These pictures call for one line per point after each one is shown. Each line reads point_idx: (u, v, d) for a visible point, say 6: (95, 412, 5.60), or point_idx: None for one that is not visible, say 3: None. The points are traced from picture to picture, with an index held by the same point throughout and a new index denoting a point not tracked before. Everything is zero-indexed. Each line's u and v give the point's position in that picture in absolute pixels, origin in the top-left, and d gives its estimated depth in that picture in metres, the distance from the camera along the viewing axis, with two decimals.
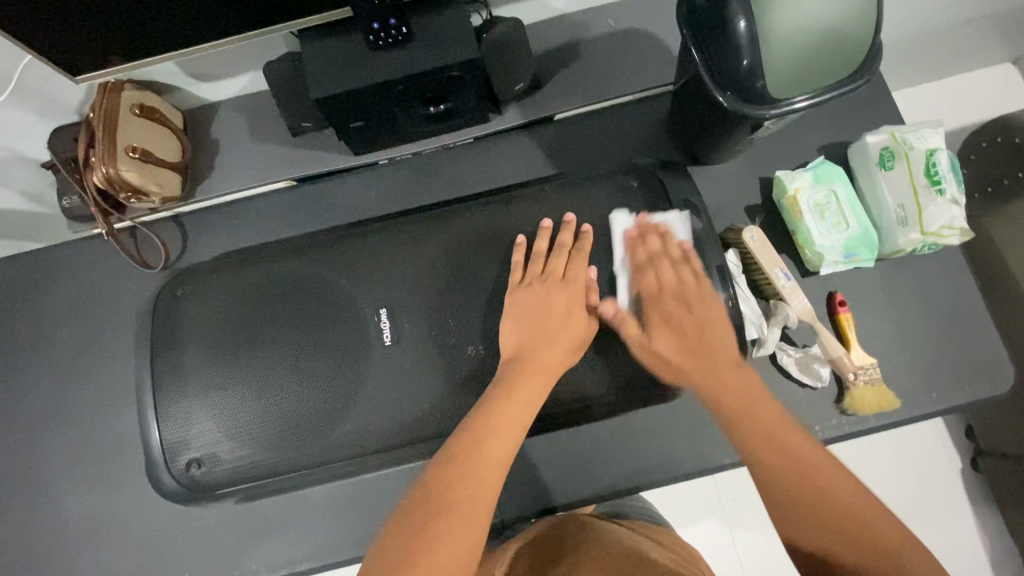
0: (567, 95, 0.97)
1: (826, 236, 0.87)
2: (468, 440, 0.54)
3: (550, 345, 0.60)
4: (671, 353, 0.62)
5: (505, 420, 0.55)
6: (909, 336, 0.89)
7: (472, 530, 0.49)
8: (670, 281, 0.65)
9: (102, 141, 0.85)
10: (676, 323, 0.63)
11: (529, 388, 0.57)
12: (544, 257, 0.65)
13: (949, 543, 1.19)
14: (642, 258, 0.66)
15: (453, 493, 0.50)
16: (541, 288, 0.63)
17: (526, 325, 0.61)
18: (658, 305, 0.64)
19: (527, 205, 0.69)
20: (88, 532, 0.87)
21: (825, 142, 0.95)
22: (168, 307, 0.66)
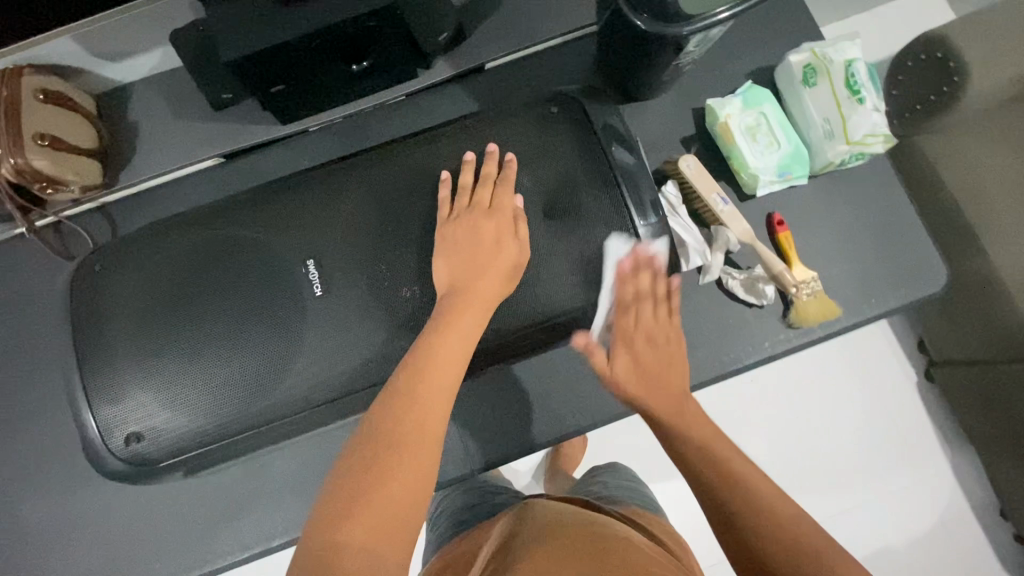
0: (495, 43, 0.96)
1: (759, 157, 0.89)
2: (411, 377, 0.54)
3: (485, 273, 0.61)
4: (639, 393, 0.66)
5: (446, 351, 0.56)
6: (845, 247, 0.91)
7: (428, 461, 0.50)
8: (647, 319, 0.68)
9: (5, 130, 0.81)
10: (644, 362, 0.67)
11: (471, 318, 0.58)
12: (469, 190, 0.65)
13: (903, 450, 1.25)
14: (630, 295, 0.68)
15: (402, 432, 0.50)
16: (470, 220, 0.63)
17: (457, 257, 0.62)
18: (629, 342, 0.68)
19: (452, 143, 0.69)
20: (47, 537, 0.84)
21: (752, 66, 0.96)
22: (87, 284, 0.63)
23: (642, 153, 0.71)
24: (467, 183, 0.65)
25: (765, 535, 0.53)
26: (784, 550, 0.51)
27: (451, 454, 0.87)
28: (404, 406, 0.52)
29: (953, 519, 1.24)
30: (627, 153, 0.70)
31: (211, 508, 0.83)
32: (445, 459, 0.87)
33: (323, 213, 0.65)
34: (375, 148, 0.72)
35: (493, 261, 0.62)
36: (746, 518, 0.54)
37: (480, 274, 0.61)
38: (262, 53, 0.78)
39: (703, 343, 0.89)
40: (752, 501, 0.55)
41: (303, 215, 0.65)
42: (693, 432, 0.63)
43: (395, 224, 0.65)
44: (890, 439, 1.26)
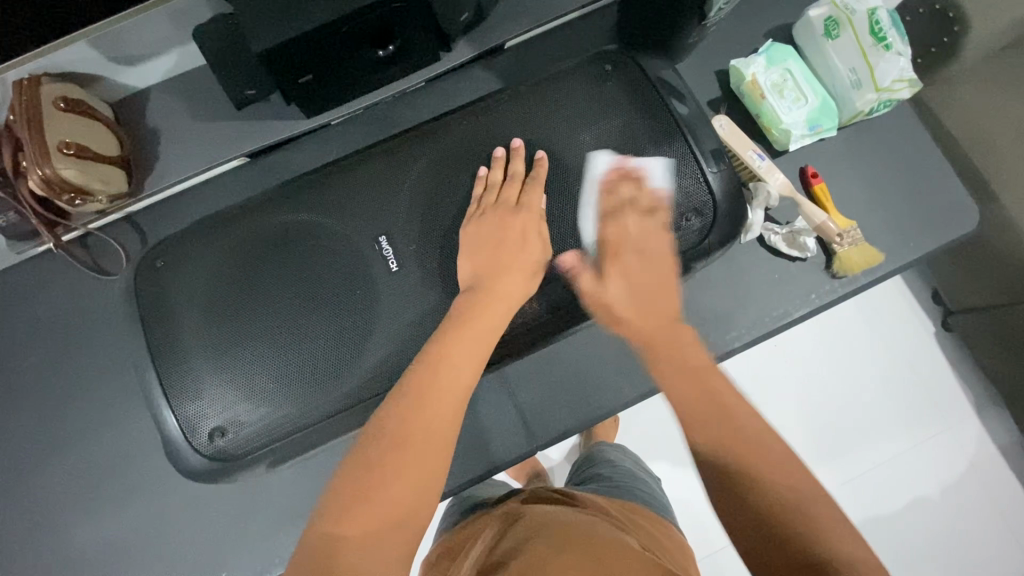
0: (514, 20, 0.95)
1: (789, 112, 0.89)
2: (426, 374, 0.52)
3: (509, 269, 0.60)
4: (621, 301, 0.60)
5: (461, 352, 0.54)
6: (878, 195, 0.93)
7: (436, 463, 0.49)
8: (632, 232, 0.63)
9: (29, 141, 0.78)
10: (633, 270, 0.61)
11: (491, 317, 0.57)
12: (497, 188, 0.64)
13: (931, 403, 1.20)
14: (611, 206, 0.64)
15: (409, 429, 0.49)
16: (496, 216, 0.62)
17: (481, 254, 0.61)
18: (611, 251, 0.62)
19: (511, 111, 0.69)
20: (108, 553, 0.82)
21: (771, 25, 0.97)
22: (150, 280, 0.62)
23: (698, 106, 0.72)
24: (495, 180, 0.64)
25: (758, 488, 0.48)
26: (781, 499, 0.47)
27: (509, 435, 0.86)
28: (417, 402, 0.50)
29: (986, 465, 1.19)
30: (681, 104, 0.71)
31: (276, 508, 0.83)
32: (504, 439, 0.85)
33: (388, 190, 0.64)
34: (427, 123, 0.71)
35: (516, 257, 0.61)
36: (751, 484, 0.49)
37: (503, 270, 0.59)
38: (291, 42, 0.76)
39: (749, 300, 0.90)
40: (742, 441, 0.50)
41: (362, 194, 0.64)
42: (664, 354, 0.57)
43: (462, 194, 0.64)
44: (919, 390, 1.20)
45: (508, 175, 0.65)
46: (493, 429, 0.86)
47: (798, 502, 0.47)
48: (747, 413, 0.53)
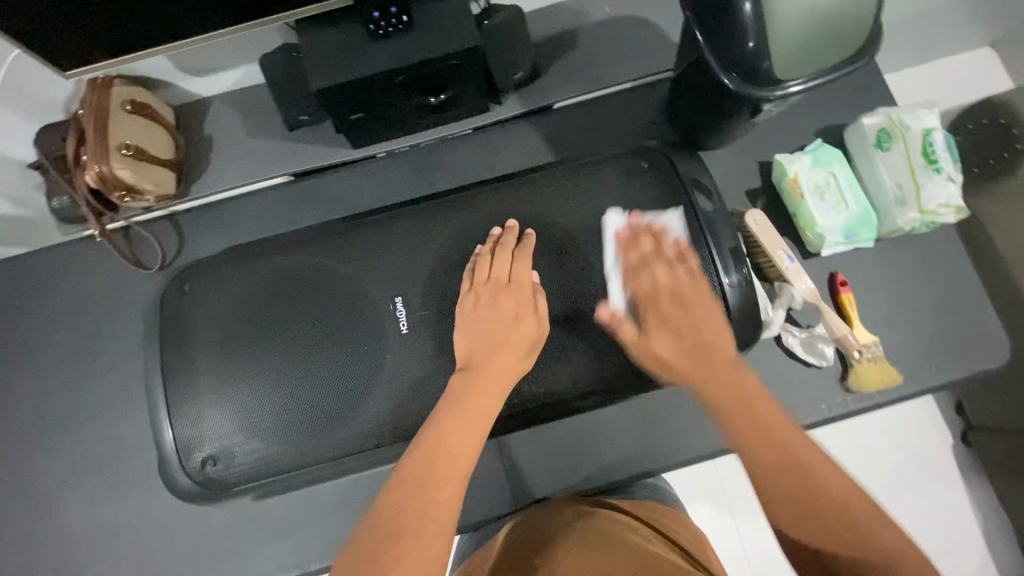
0: (566, 84, 0.97)
1: (827, 217, 0.88)
2: (420, 463, 0.51)
3: (504, 350, 0.60)
4: (669, 353, 0.59)
5: (457, 435, 0.54)
6: (907, 313, 0.90)
7: (436, 552, 0.47)
8: (665, 281, 0.63)
9: (93, 138, 0.83)
10: (672, 322, 0.61)
11: (487, 398, 0.57)
12: (489, 262, 0.64)
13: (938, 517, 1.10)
14: (634, 258, 0.65)
15: (406, 517, 0.48)
16: (487, 294, 0.62)
17: (479, 330, 0.61)
18: (653, 314, 0.62)
19: (544, 191, 0.72)
20: (94, 538, 0.85)
21: (822, 125, 0.96)
22: (177, 303, 0.65)
23: (724, 205, 0.73)
24: (485, 254, 0.65)
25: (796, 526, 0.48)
26: (783, 481, 0.49)
27: (493, 493, 0.86)
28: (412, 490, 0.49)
29: None
30: (706, 201, 0.72)
31: (255, 526, 0.84)
32: (488, 496, 0.85)
33: (416, 248, 0.67)
34: (462, 189, 0.75)
35: (512, 337, 0.61)
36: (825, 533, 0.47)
37: (500, 351, 0.59)
38: (349, 83, 0.79)
39: None
40: (764, 442, 0.51)
41: (388, 250, 0.66)
42: (721, 391, 0.55)
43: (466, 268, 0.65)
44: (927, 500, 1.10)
45: (499, 246, 0.66)
46: (479, 484, 0.86)
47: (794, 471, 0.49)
48: (737, 393, 0.55)
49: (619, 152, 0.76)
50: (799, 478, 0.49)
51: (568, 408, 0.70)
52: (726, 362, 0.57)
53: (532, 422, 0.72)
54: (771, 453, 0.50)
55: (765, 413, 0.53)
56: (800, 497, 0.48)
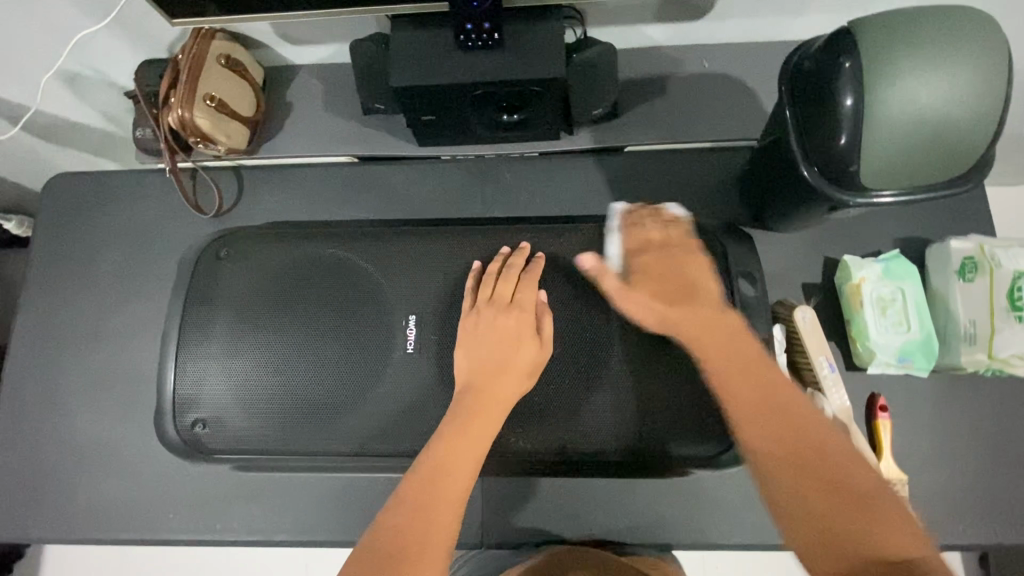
0: (644, 130, 0.95)
1: (883, 333, 0.82)
2: (420, 480, 0.53)
3: (504, 375, 0.60)
4: (654, 301, 0.64)
5: (457, 454, 0.55)
6: (947, 459, 0.83)
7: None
8: (657, 236, 0.68)
9: (183, 84, 0.87)
10: (658, 276, 0.65)
11: (484, 419, 0.58)
12: (493, 282, 0.65)
13: None
14: (631, 228, 0.70)
15: (404, 538, 0.49)
16: (488, 314, 0.63)
17: (481, 353, 0.62)
18: (642, 263, 0.66)
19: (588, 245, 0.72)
20: (93, 450, 0.90)
21: (904, 235, 0.89)
22: (210, 267, 0.67)
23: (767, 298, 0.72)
24: (493, 273, 0.66)
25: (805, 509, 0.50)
26: (802, 482, 0.50)
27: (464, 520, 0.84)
28: (413, 513, 0.51)
29: None
30: (749, 287, 0.73)
31: (236, 482, 0.87)
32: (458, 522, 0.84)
33: (444, 267, 0.68)
34: (506, 223, 0.75)
35: (512, 360, 0.62)
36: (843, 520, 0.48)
37: (497, 374, 0.60)
38: (427, 87, 0.80)
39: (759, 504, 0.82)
40: (779, 417, 0.54)
41: (417, 263, 0.67)
42: (721, 357, 0.59)
43: (469, 285, 0.67)
44: None
45: (507, 267, 0.67)
46: None
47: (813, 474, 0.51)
48: (765, 390, 0.56)
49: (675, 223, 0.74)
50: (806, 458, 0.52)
51: (568, 467, 0.67)
52: (738, 332, 0.61)
53: (525, 469, 0.69)
54: (791, 448, 0.52)
55: (794, 410, 0.55)
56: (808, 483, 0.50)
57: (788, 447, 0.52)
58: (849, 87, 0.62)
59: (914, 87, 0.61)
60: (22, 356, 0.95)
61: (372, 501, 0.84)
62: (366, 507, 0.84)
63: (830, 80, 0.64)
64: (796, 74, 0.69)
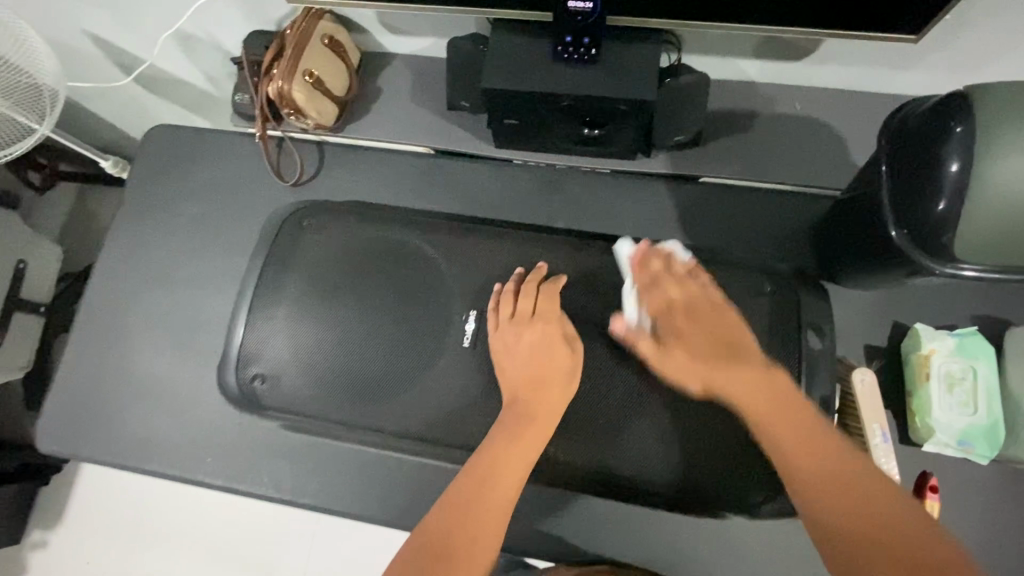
0: (721, 163, 0.94)
1: (947, 412, 0.79)
2: (470, 482, 0.58)
3: (542, 392, 0.62)
4: (689, 368, 0.63)
5: (504, 464, 0.59)
6: (995, 556, 0.78)
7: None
8: (677, 295, 0.66)
9: (286, 58, 0.91)
10: (685, 335, 0.64)
11: (533, 433, 0.60)
12: (514, 299, 0.66)
13: None
14: (646, 276, 0.67)
15: (450, 542, 0.54)
16: (512, 330, 0.65)
17: (525, 361, 0.63)
18: (669, 328, 0.65)
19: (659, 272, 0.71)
20: (147, 385, 0.96)
21: (985, 312, 0.84)
22: (293, 230, 0.70)
23: (835, 349, 0.69)
24: (514, 291, 0.67)
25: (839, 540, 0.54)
26: (840, 500, 0.55)
27: None
28: (458, 518, 0.56)
29: None
30: (817, 340, 0.70)
31: (272, 440, 0.91)
32: None
33: (509, 273, 0.69)
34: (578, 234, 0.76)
35: (549, 373, 0.63)
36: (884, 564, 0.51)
37: (541, 387, 0.62)
38: (517, 92, 0.81)
39: (781, 562, 0.80)
40: (808, 452, 0.57)
41: (483, 263, 0.69)
42: (742, 387, 0.61)
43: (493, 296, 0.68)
44: None
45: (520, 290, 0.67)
46: None
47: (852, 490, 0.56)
48: (802, 430, 0.59)
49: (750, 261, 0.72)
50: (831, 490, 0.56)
51: (601, 489, 0.68)
52: (771, 373, 0.61)
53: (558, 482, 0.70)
54: (817, 471, 0.57)
55: (818, 433, 0.59)
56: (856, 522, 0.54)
57: (817, 473, 0.57)
58: (956, 154, 0.60)
59: None
60: (99, 286, 1.02)
61: (396, 482, 0.86)
62: (389, 486, 0.86)
63: (937, 144, 0.61)
64: (899, 133, 0.67)
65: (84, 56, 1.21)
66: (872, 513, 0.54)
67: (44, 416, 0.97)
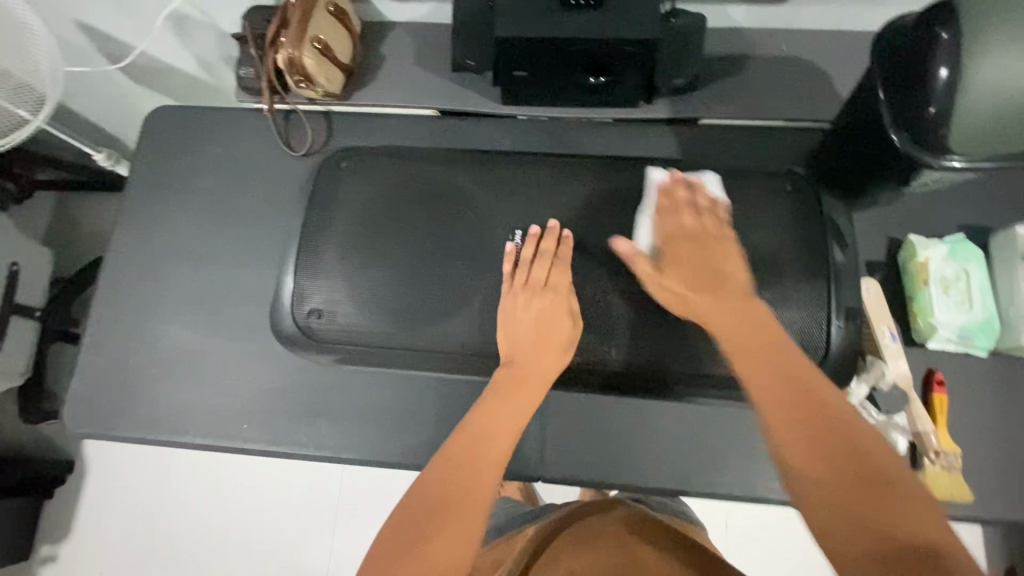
0: (719, 104, 0.99)
1: (945, 311, 0.85)
2: (462, 443, 0.64)
3: (540, 352, 0.69)
4: (683, 285, 0.68)
5: (495, 422, 0.66)
6: (999, 438, 0.85)
7: (472, 521, 0.57)
8: (690, 225, 0.71)
9: (293, 25, 0.92)
10: (687, 261, 0.69)
11: (527, 391, 0.68)
12: (528, 267, 0.72)
13: None
14: (667, 203, 0.74)
15: (448, 488, 0.59)
16: (524, 295, 0.71)
17: (517, 332, 0.70)
18: (671, 251, 0.71)
19: (683, 185, 0.76)
20: (175, 359, 0.96)
21: (971, 221, 0.92)
22: (332, 173, 0.78)
23: (856, 257, 0.74)
24: (526, 258, 0.73)
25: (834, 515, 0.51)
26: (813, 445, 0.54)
27: (522, 454, 0.88)
28: (454, 469, 0.61)
29: None
30: (841, 251, 0.73)
31: (309, 398, 0.92)
32: (518, 456, 0.88)
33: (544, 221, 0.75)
34: (617, 158, 0.81)
35: (549, 337, 0.70)
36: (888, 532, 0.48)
37: (536, 352, 0.69)
38: (529, 40, 0.85)
39: None
40: (802, 398, 0.57)
41: (529, 200, 0.76)
42: (729, 321, 0.64)
43: (522, 240, 0.75)
44: None
45: (539, 252, 0.73)
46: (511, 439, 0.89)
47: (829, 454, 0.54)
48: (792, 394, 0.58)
49: (767, 169, 0.78)
50: (832, 442, 0.54)
51: (650, 386, 0.73)
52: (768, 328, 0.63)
53: (608, 384, 0.74)
54: (805, 424, 0.56)
55: (827, 400, 0.57)
56: (840, 476, 0.52)
57: (821, 449, 0.54)
58: (945, 59, 0.66)
59: (1017, 64, 0.63)
60: (115, 269, 1.02)
61: (436, 426, 0.89)
62: (430, 431, 0.89)
63: (927, 53, 0.67)
64: (889, 49, 0.73)
65: (70, 46, 1.19)
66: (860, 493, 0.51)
67: (70, 400, 0.96)
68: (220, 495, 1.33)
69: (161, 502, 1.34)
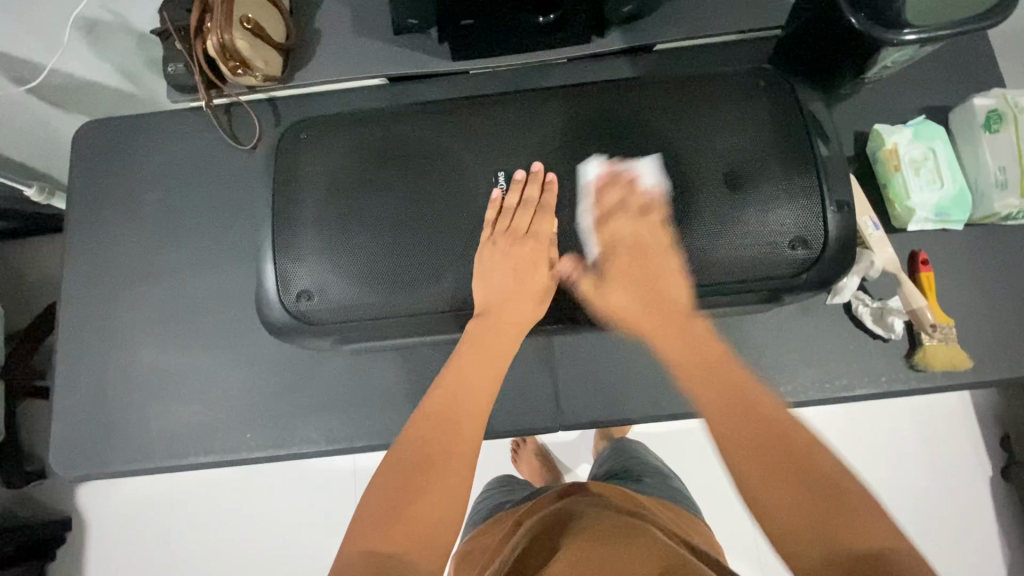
0: (670, 27, 0.98)
1: (919, 192, 0.87)
2: (441, 400, 0.63)
3: (516, 300, 0.69)
4: (627, 306, 0.70)
5: (472, 381, 0.64)
6: (985, 306, 0.88)
7: (456, 476, 0.57)
8: (624, 234, 0.71)
9: (218, 6, 0.85)
10: (632, 276, 0.70)
11: (499, 338, 0.68)
12: (511, 215, 0.71)
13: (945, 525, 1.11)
14: (604, 211, 0.72)
15: (429, 452, 0.57)
16: (506, 243, 0.70)
17: (503, 282, 0.69)
18: (615, 265, 0.71)
19: (658, 99, 0.76)
20: (159, 381, 0.91)
21: (929, 104, 0.93)
22: (294, 148, 0.76)
23: (840, 151, 0.74)
24: (511, 206, 0.71)
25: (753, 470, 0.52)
26: (728, 422, 0.56)
27: (537, 408, 0.87)
28: (434, 426, 0.60)
29: None
30: (825, 146, 0.73)
31: (310, 394, 0.88)
32: (532, 410, 0.87)
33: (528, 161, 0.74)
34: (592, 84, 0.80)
35: (528, 286, 0.71)
36: (810, 486, 0.49)
37: (514, 300, 0.69)
38: None
39: (812, 364, 0.88)
40: (729, 394, 0.58)
41: (505, 147, 0.75)
42: (675, 345, 0.65)
43: (506, 185, 0.73)
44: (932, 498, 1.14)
45: (523, 198, 0.72)
46: (523, 395, 0.88)
47: (748, 417, 0.56)
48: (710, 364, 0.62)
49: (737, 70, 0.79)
50: (741, 415, 0.56)
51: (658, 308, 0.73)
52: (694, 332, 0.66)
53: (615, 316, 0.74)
54: (727, 404, 0.57)
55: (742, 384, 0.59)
56: (754, 439, 0.54)
57: (739, 420, 0.56)
58: None
59: None
60: (75, 301, 0.95)
61: None
62: None
63: None
64: None
65: None
66: (775, 452, 0.52)
67: (54, 444, 0.90)
68: (231, 517, 1.28)
69: (170, 536, 1.28)
